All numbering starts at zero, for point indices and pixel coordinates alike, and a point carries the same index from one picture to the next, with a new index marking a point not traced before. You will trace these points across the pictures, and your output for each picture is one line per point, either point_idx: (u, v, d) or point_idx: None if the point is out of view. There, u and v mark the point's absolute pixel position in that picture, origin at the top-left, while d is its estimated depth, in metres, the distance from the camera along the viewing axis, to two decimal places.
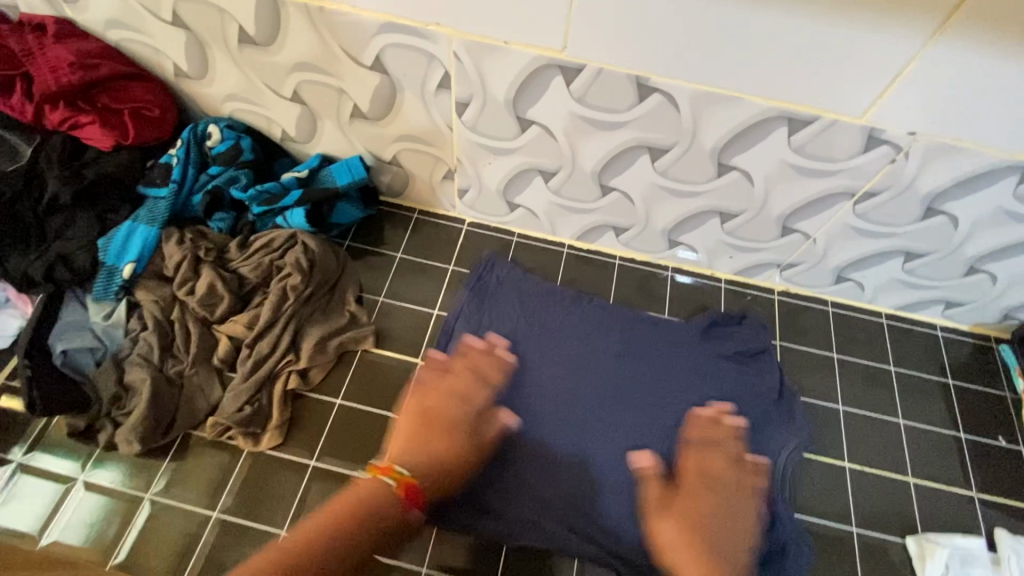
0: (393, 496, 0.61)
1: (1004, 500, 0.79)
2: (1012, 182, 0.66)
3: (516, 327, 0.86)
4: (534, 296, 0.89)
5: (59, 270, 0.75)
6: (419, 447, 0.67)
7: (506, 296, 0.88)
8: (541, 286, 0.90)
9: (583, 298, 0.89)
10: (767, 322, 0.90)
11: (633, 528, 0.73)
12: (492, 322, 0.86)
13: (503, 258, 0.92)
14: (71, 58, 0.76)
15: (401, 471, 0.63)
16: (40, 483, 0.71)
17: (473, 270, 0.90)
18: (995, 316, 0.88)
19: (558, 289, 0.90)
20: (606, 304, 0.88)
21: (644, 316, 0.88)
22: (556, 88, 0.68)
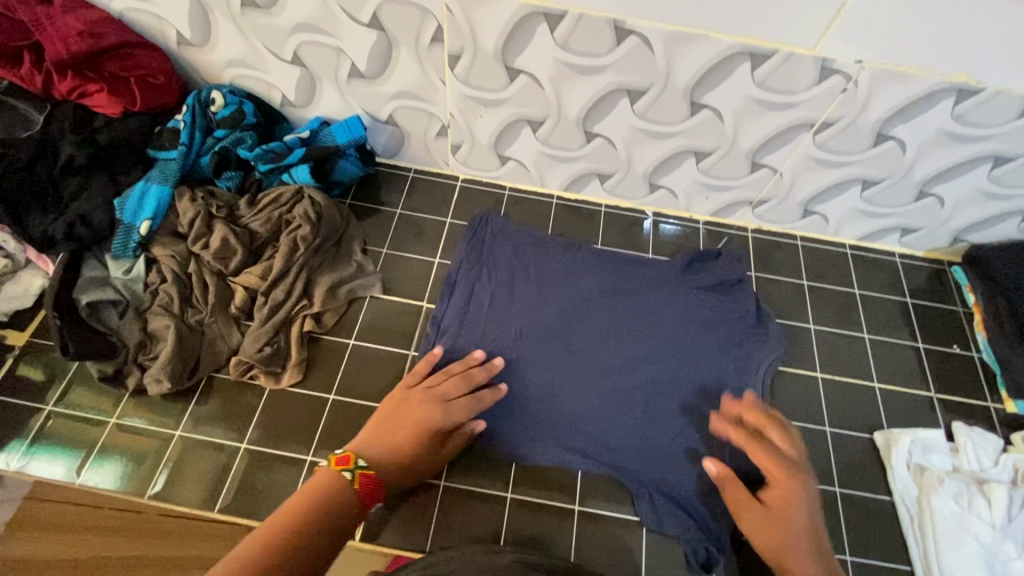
0: (349, 489, 0.62)
1: (960, 398, 0.88)
2: (949, 103, 0.74)
3: (512, 274, 0.91)
4: (527, 246, 0.94)
5: (79, 228, 0.80)
6: (381, 440, 0.68)
7: (500, 248, 0.94)
8: (532, 235, 0.96)
9: (573, 245, 0.95)
10: (743, 257, 0.97)
11: (632, 441, 0.79)
12: (490, 272, 0.91)
13: (496, 213, 0.98)
14: (79, 28, 0.81)
15: (360, 463, 0.64)
16: (74, 425, 0.76)
17: (469, 225, 0.96)
18: (947, 240, 0.97)
19: (550, 237, 0.96)
20: (595, 250, 0.95)
21: (630, 257, 0.95)
22: (541, 35, 0.75)
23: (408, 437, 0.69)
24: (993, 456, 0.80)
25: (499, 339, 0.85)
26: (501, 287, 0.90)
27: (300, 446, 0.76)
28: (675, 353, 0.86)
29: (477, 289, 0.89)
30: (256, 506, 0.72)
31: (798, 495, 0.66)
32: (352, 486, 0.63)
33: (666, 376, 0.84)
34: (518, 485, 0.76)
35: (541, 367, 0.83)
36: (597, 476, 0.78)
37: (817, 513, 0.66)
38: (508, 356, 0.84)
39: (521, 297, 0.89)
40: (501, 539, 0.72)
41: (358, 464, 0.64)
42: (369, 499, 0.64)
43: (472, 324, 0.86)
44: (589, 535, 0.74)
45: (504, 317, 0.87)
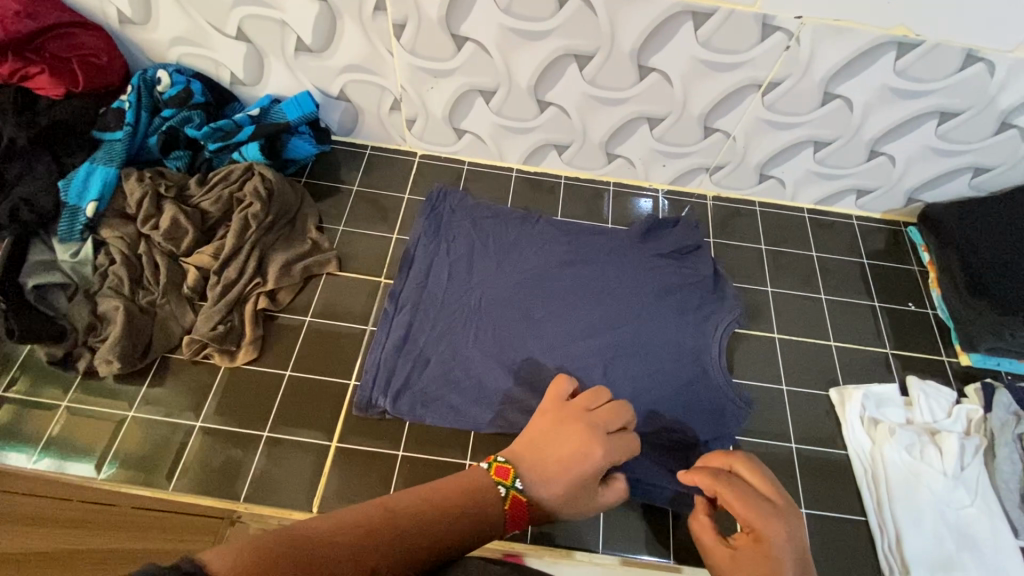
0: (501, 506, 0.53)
1: (914, 355, 0.89)
2: (891, 57, 0.75)
3: (472, 248, 0.91)
4: (486, 219, 0.94)
5: (23, 211, 0.78)
6: (535, 462, 0.58)
7: (460, 221, 0.93)
8: (492, 209, 0.95)
9: (532, 217, 0.95)
10: (701, 224, 0.98)
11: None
12: (449, 246, 0.91)
13: (455, 187, 0.97)
14: (15, 7, 0.78)
15: (517, 484, 0.55)
16: (26, 409, 0.75)
17: (427, 200, 0.95)
18: (901, 200, 0.98)
19: (509, 210, 0.95)
20: (554, 221, 0.95)
21: (588, 227, 0.95)
22: (483, 1, 0.75)
23: (579, 468, 0.58)
24: (946, 407, 0.81)
25: (459, 311, 0.85)
26: (460, 261, 0.89)
27: (257, 423, 0.76)
28: (633, 319, 0.86)
29: (437, 263, 0.89)
30: (211, 483, 0.72)
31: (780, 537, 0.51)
32: (501, 503, 0.53)
33: (624, 341, 0.84)
34: (477, 453, 0.76)
35: (500, 337, 0.83)
36: None
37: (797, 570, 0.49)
38: (468, 327, 0.84)
39: (482, 270, 0.89)
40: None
41: (514, 482, 0.55)
42: (513, 524, 0.54)
43: (433, 298, 0.86)
44: None
45: (464, 290, 0.87)
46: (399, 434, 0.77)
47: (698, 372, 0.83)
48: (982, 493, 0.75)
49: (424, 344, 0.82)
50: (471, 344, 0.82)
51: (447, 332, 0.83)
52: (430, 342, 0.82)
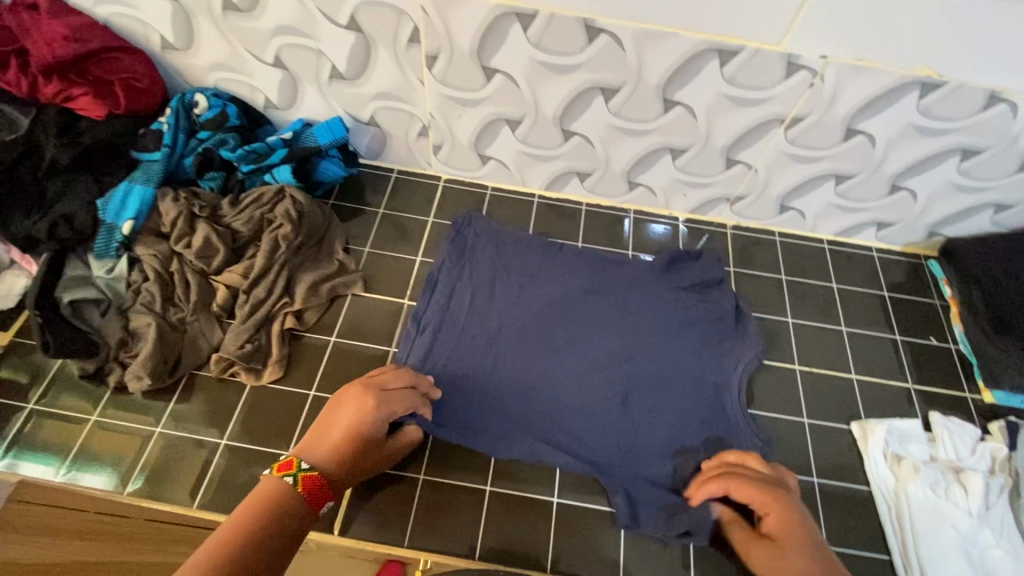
0: (298, 494, 0.58)
1: (937, 390, 0.88)
2: (915, 97, 0.76)
3: (493, 274, 0.92)
4: (508, 247, 0.95)
5: (62, 228, 0.81)
6: (320, 447, 0.63)
7: (482, 247, 0.95)
8: (513, 236, 0.96)
9: (553, 245, 0.96)
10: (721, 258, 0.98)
11: (612, 433, 0.79)
12: (471, 272, 0.92)
13: (478, 215, 0.98)
14: (64, 32, 0.83)
15: (303, 466, 0.60)
16: (54, 423, 0.76)
17: (452, 226, 0.96)
18: (922, 234, 0.99)
19: (531, 237, 0.97)
20: (575, 250, 0.96)
21: (610, 258, 0.95)
22: (515, 36, 0.77)
23: (330, 448, 0.63)
24: (969, 445, 0.81)
25: (482, 335, 0.86)
26: (482, 287, 0.90)
27: (281, 442, 0.77)
28: (653, 347, 0.87)
29: (458, 288, 0.90)
30: (235, 502, 0.72)
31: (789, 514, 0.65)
32: (294, 491, 0.58)
33: (646, 370, 0.85)
34: (498, 479, 0.76)
35: (522, 362, 0.84)
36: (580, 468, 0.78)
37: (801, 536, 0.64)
38: (490, 352, 0.85)
39: (503, 296, 0.90)
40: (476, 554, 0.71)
41: (301, 467, 0.60)
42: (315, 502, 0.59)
43: (455, 322, 0.87)
44: (569, 526, 0.74)
45: (485, 314, 0.88)
46: (420, 457, 0.77)
47: (717, 403, 0.83)
48: (1009, 535, 0.73)
49: (447, 366, 0.83)
50: (493, 367, 0.83)
51: (470, 355, 0.84)
52: (452, 364, 0.83)
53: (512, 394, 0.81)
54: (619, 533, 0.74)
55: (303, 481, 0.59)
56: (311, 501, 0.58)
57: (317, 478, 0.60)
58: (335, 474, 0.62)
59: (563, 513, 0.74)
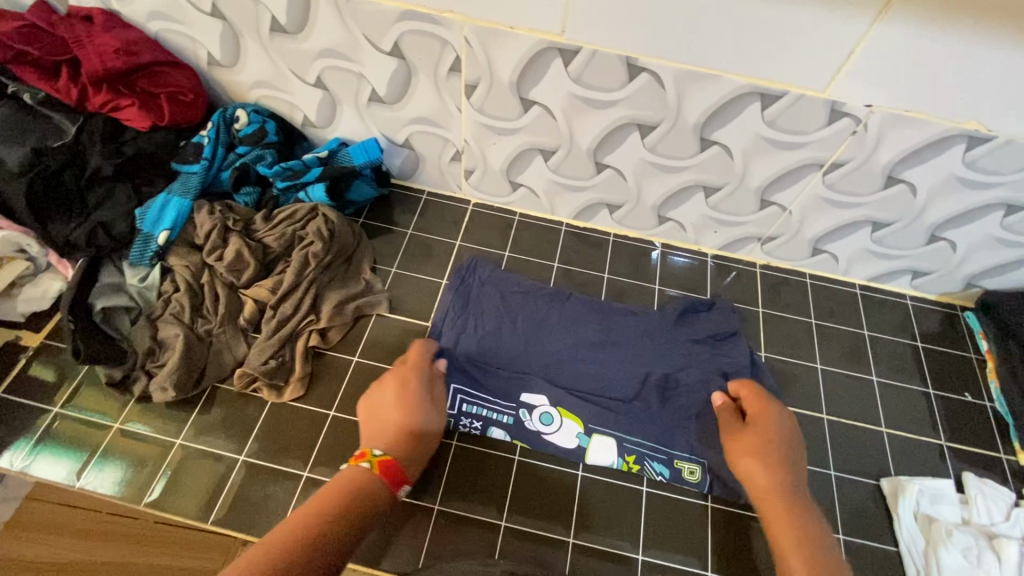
0: (377, 476, 0.63)
1: (971, 449, 0.85)
2: (960, 149, 0.75)
3: (500, 323, 0.89)
4: (516, 294, 0.92)
5: (100, 236, 0.83)
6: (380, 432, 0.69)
7: (489, 295, 0.92)
8: (521, 283, 0.93)
9: (562, 294, 0.93)
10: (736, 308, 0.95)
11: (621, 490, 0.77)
12: (478, 320, 0.89)
13: (484, 260, 0.96)
14: (116, 45, 0.85)
15: (376, 452, 0.65)
16: (76, 428, 0.77)
17: (456, 273, 0.94)
18: (959, 284, 0.96)
19: (540, 286, 0.94)
20: (583, 300, 0.92)
21: (621, 308, 0.92)
22: (555, 69, 0.77)
23: (389, 432, 0.68)
24: (1004, 510, 0.77)
25: (487, 385, 0.83)
26: (494, 328, 0.88)
27: (297, 462, 0.76)
28: (678, 389, 0.84)
29: (464, 338, 0.87)
30: (249, 520, 0.72)
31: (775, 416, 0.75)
32: (375, 475, 0.63)
33: (658, 433, 0.81)
34: (513, 513, 0.75)
35: (526, 413, 0.81)
36: (596, 508, 0.76)
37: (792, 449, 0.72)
38: (495, 402, 0.82)
39: (516, 335, 0.88)
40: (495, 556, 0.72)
41: (376, 451, 0.65)
42: (393, 482, 0.64)
43: (460, 370, 0.84)
44: (584, 569, 0.72)
45: (492, 365, 0.85)
46: (435, 485, 0.76)
47: None
48: None
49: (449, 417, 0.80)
50: (496, 420, 0.80)
51: (474, 406, 0.81)
52: (455, 414, 0.80)
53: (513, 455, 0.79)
54: None
55: (379, 466, 0.64)
56: (390, 483, 0.64)
57: (391, 461, 0.65)
58: (407, 458, 0.67)
59: (577, 555, 0.73)
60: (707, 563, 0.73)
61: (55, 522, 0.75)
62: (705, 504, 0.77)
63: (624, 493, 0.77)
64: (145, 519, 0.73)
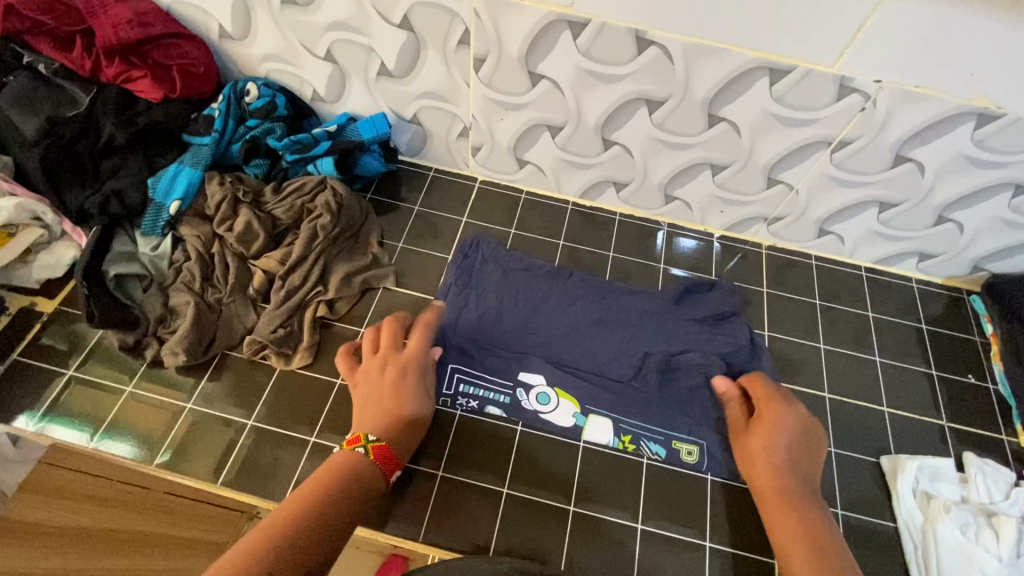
0: (371, 463, 0.64)
1: (972, 430, 0.86)
2: (969, 127, 0.74)
3: (501, 301, 0.90)
4: (518, 271, 0.93)
5: (113, 204, 0.84)
6: (371, 419, 0.69)
7: (491, 273, 0.92)
8: (524, 260, 0.94)
9: (564, 273, 0.93)
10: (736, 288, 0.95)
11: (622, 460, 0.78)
12: (480, 297, 0.90)
13: (488, 237, 0.97)
14: (129, 17, 0.86)
15: (370, 438, 0.66)
16: (89, 393, 0.79)
17: (459, 250, 0.95)
18: (966, 268, 0.96)
19: (543, 264, 0.94)
20: (586, 278, 0.93)
21: (620, 286, 0.93)
22: (564, 43, 0.77)
23: (381, 420, 0.70)
24: (1004, 489, 0.78)
25: (485, 365, 0.84)
26: (495, 305, 0.89)
27: (304, 428, 0.78)
28: (678, 365, 0.85)
29: (465, 314, 0.88)
30: (257, 482, 0.74)
31: (782, 412, 0.74)
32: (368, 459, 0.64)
33: (659, 410, 0.82)
34: (515, 481, 0.76)
35: (523, 393, 0.82)
36: (598, 478, 0.77)
37: (803, 452, 0.72)
38: (492, 381, 0.83)
39: (515, 313, 0.89)
40: (489, 551, 0.71)
41: (368, 436, 0.66)
42: (388, 467, 0.66)
43: (459, 349, 0.84)
44: (585, 536, 0.73)
45: (491, 343, 0.86)
46: (440, 453, 0.77)
47: None
48: None
49: (446, 396, 0.81)
50: (493, 399, 0.81)
51: (471, 386, 0.82)
52: (451, 394, 0.81)
53: (516, 428, 0.80)
54: (633, 547, 0.73)
55: (374, 451, 0.65)
56: (385, 468, 0.65)
57: (385, 447, 0.66)
58: (401, 442, 0.69)
59: (579, 522, 0.74)
60: (706, 534, 0.74)
61: (63, 486, 0.73)
62: (704, 478, 0.78)
63: (624, 464, 0.78)
64: (155, 489, 0.75)
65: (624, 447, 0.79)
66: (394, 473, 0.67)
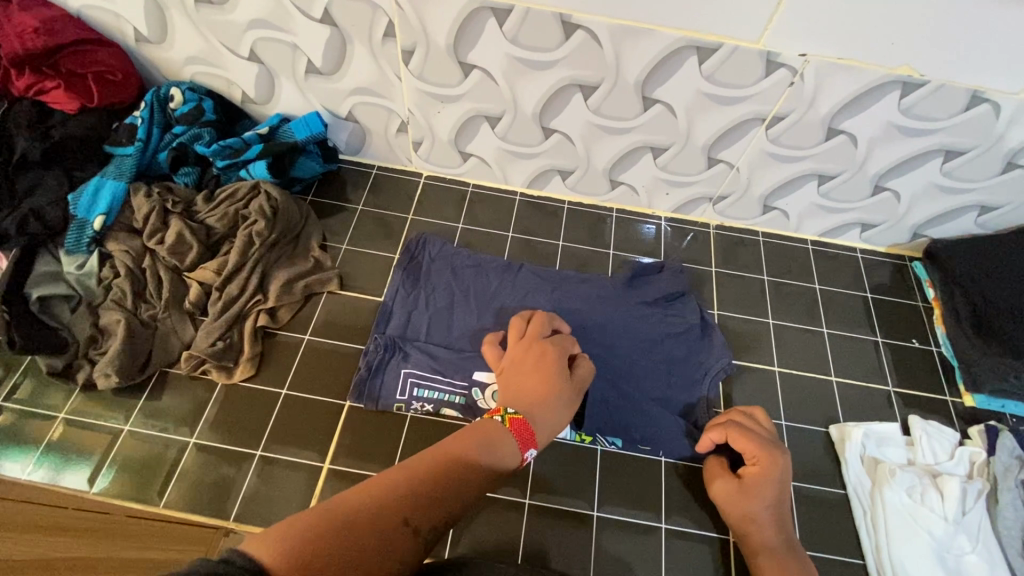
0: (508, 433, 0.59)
1: (918, 394, 0.88)
2: (896, 96, 0.75)
3: (451, 298, 0.88)
4: (465, 267, 0.92)
5: (31, 223, 0.80)
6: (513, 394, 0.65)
7: (438, 270, 0.91)
8: (471, 256, 0.93)
9: (513, 266, 0.92)
10: (684, 269, 0.95)
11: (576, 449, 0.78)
12: (428, 297, 0.88)
13: (434, 236, 0.95)
14: (35, 24, 0.81)
15: (509, 410, 0.61)
16: (21, 420, 0.75)
17: (405, 250, 0.92)
18: (907, 235, 0.98)
19: (489, 258, 0.93)
20: (534, 269, 0.92)
21: (571, 275, 0.92)
22: (490, 30, 0.76)
23: (524, 398, 0.64)
24: (948, 449, 0.80)
25: (437, 366, 0.81)
26: (444, 306, 0.87)
27: (250, 441, 0.76)
28: (629, 351, 0.85)
29: (415, 316, 0.86)
30: (203, 501, 0.71)
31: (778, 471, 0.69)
32: (505, 429, 0.59)
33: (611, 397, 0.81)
34: None
35: (478, 392, 0.79)
36: (553, 471, 0.77)
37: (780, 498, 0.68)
38: (446, 382, 0.80)
39: (466, 314, 0.87)
40: (446, 551, 0.70)
41: (507, 408, 0.62)
42: (525, 445, 0.59)
43: (410, 351, 0.82)
44: (541, 527, 0.73)
45: (443, 345, 0.84)
46: (391, 457, 0.76)
47: (694, 404, 0.82)
48: (985, 540, 0.72)
49: (400, 402, 0.79)
50: (448, 401, 0.79)
51: (426, 389, 0.80)
52: (406, 399, 0.79)
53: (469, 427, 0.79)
54: (591, 534, 0.73)
55: (513, 422, 0.60)
56: (521, 444, 0.59)
57: (524, 421, 0.61)
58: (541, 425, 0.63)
59: (535, 515, 0.73)
60: (662, 514, 0.75)
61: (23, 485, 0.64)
62: (660, 461, 0.78)
63: (579, 453, 0.78)
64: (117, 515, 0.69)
65: (580, 438, 0.79)
66: (528, 452, 0.60)
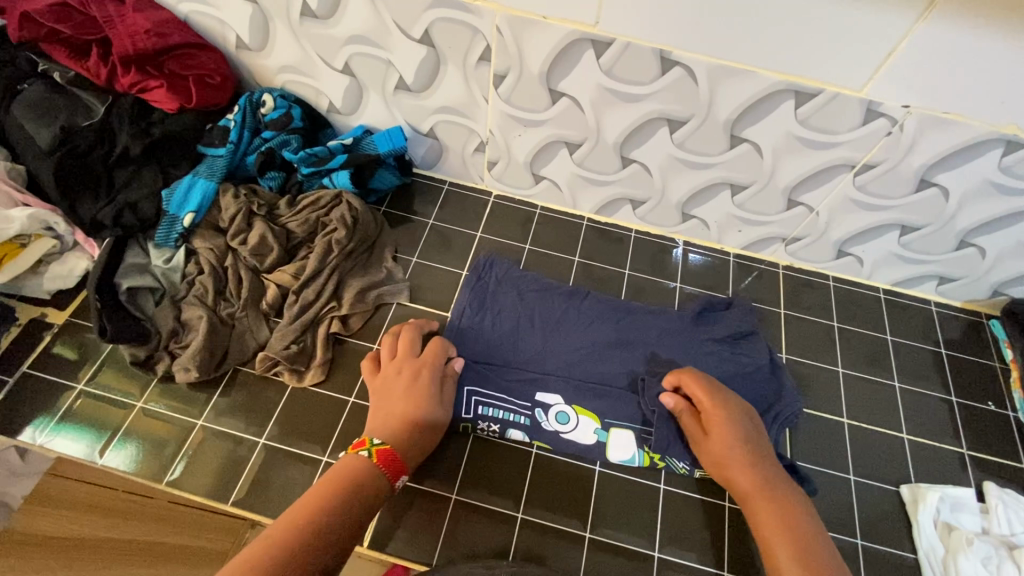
0: (375, 465, 0.62)
1: (993, 458, 0.84)
2: (997, 154, 0.73)
3: (517, 322, 0.88)
4: (531, 289, 0.92)
5: (126, 216, 0.84)
6: (382, 419, 0.69)
7: (505, 291, 0.91)
8: (538, 280, 0.93)
9: (579, 292, 0.92)
10: (753, 307, 0.94)
11: (637, 486, 0.77)
12: (495, 318, 0.88)
13: (500, 257, 0.95)
14: (147, 26, 0.85)
15: (375, 441, 0.64)
16: (99, 407, 0.78)
17: (472, 270, 0.93)
18: (986, 292, 0.95)
19: (555, 283, 0.93)
20: (601, 297, 0.92)
21: (637, 306, 0.91)
22: (586, 61, 0.76)
23: (394, 423, 0.68)
24: None
25: (502, 385, 0.82)
26: (508, 331, 0.87)
27: (316, 447, 0.76)
28: None
29: (482, 336, 0.86)
30: (267, 504, 0.72)
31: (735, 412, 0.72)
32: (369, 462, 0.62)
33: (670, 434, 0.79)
34: (529, 506, 0.75)
35: (542, 414, 0.80)
36: (614, 506, 0.76)
37: (754, 438, 0.69)
38: (508, 402, 0.80)
39: (532, 339, 0.87)
40: (509, 555, 0.71)
41: (373, 440, 0.64)
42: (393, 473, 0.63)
43: (478, 373, 0.83)
44: (600, 562, 0.72)
45: (508, 364, 0.84)
46: (453, 476, 0.76)
47: None
48: None
49: (466, 421, 0.79)
50: (514, 421, 0.79)
51: (490, 408, 0.80)
52: (471, 418, 0.79)
53: (531, 451, 0.79)
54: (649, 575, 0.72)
55: (378, 453, 0.63)
56: (388, 473, 0.63)
57: (390, 450, 0.64)
58: (408, 448, 0.66)
59: (595, 549, 0.72)
60: (724, 563, 0.73)
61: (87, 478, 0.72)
62: (723, 505, 0.76)
63: (640, 489, 0.77)
64: (161, 498, 0.73)
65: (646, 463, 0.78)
66: (398, 478, 0.63)
